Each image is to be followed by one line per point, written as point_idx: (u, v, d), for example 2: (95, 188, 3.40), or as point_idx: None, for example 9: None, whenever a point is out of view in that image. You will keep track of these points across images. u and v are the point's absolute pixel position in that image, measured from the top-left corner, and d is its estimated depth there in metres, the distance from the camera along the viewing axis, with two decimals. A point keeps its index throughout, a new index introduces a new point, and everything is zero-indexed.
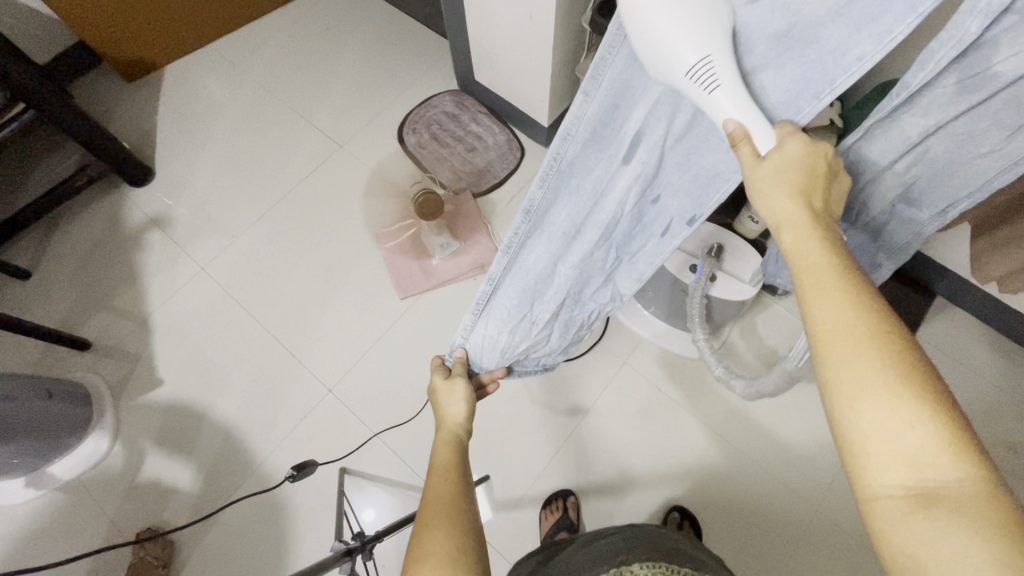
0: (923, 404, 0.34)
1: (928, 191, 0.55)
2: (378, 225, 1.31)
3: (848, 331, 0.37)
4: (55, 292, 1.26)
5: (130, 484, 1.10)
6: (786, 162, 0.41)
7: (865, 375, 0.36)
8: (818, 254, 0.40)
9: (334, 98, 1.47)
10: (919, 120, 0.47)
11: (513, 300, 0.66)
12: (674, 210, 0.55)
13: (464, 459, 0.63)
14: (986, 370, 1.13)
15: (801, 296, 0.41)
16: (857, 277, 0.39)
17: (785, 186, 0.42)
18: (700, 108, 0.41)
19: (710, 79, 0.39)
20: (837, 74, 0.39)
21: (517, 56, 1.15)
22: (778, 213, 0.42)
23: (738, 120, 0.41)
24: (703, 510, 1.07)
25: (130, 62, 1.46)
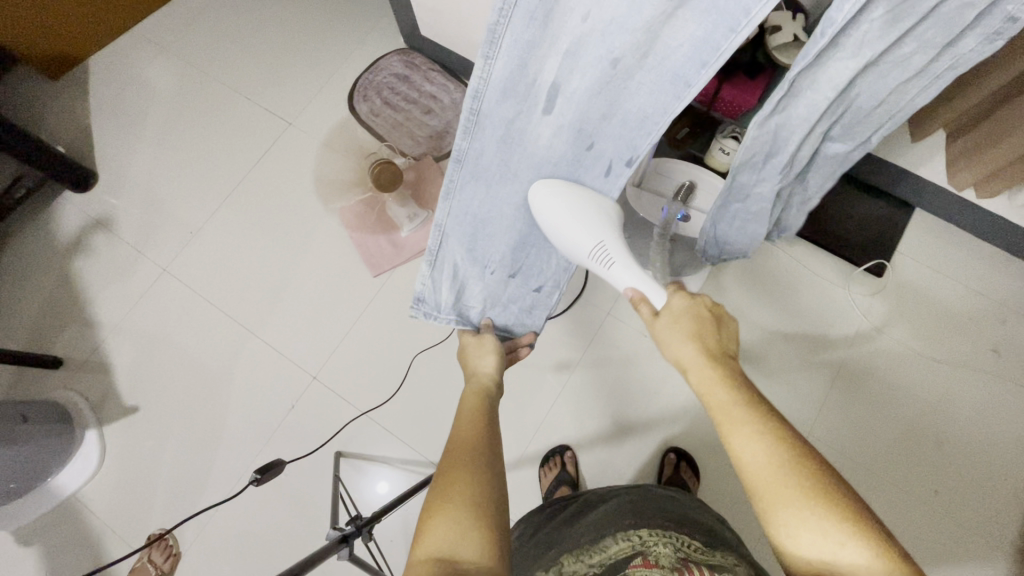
0: (832, 515, 0.43)
1: (854, 124, 0.61)
2: (338, 201, 1.26)
3: (768, 463, 0.46)
4: (17, 312, 1.21)
5: (132, 492, 1.10)
6: (675, 316, 0.58)
7: (790, 500, 0.44)
8: (725, 396, 0.50)
9: (276, 72, 1.38)
10: (848, 64, 0.48)
11: (460, 247, 0.72)
12: (612, 153, 0.62)
13: (489, 407, 0.63)
14: (970, 277, 1.12)
15: (721, 432, 0.50)
16: (758, 405, 0.49)
17: (686, 337, 0.56)
18: (613, 263, 0.62)
19: (608, 257, 0.62)
20: (750, 7, 0.43)
21: (463, 5, 1.07)
22: (687, 358, 0.55)
23: (633, 287, 0.61)
24: (699, 448, 1.09)
25: (50, 57, 1.35)
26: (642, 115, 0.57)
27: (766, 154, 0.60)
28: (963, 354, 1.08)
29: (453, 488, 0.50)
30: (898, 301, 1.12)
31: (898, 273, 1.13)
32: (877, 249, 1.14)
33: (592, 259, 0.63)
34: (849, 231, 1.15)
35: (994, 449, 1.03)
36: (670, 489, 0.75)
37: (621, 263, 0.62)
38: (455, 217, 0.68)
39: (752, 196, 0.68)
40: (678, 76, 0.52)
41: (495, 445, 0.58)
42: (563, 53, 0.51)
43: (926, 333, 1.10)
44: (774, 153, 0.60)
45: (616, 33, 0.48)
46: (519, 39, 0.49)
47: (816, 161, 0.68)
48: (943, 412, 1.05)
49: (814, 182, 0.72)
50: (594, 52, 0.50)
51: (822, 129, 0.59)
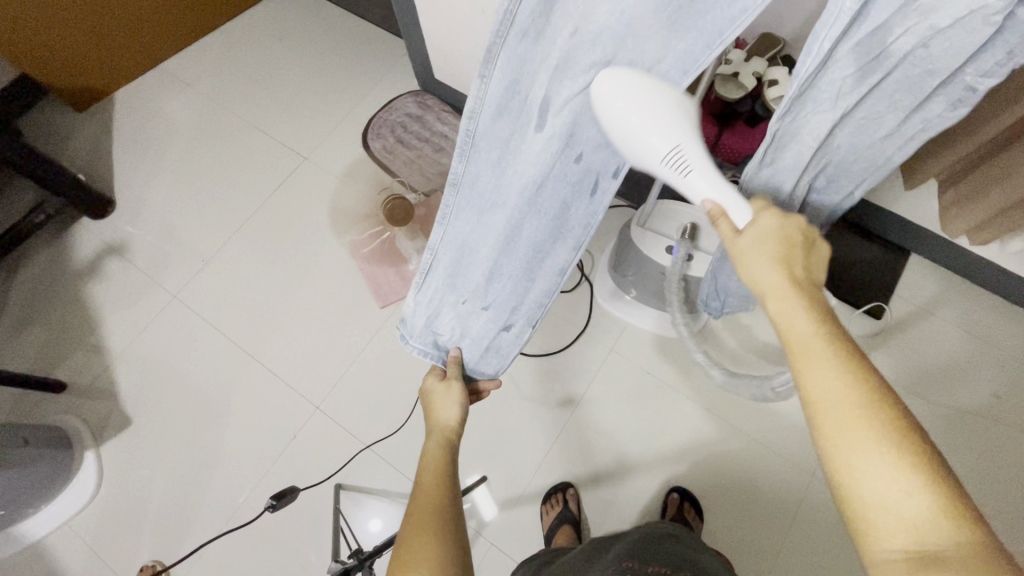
0: (905, 461, 0.37)
1: (838, 175, 0.61)
2: (349, 234, 1.29)
3: (847, 396, 0.41)
4: (24, 335, 1.22)
5: (124, 521, 1.08)
6: (762, 235, 0.51)
7: (859, 439, 0.39)
8: (806, 325, 0.45)
9: (293, 110, 1.43)
10: (825, 116, 0.51)
11: (445, 273, 0.74)
12: (598, 165, 0.59)
13: (450, 463, 0.64)
14: (967, 322, 1.14)
15: (794, 360, 0.45)
16: (843, 342, 0.44)
17: (765, 256, 0.50)
18: (690, 170, 0.51)
19: (686, 161, 0.50)
20: (725, 26, 0.45)
21: (476, 51, 1.14)
22: (765, 282, 0.49)
23: (713, 199, 0.52)
24: (702, 489, 1.08)
25: (78, 89, 1.41)
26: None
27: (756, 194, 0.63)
28: (964, 399, 1.09)
29: (416, 552, 0.50)
30: (896, 344, 1.13)
31: (897, 316, 1.15)
32: (875, 293, 1.16)
33: (666, 164, 0.50)
34: (848, 275, 1.18)
35: (1001, 496, 1.02)
36: (670, 527, 0.75)
37: (699, 169, 0.51)
38: (447, 239, 0.70)
39: None
40: (665, 89, 0.50)
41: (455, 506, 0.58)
42: (553, 70, 0.50)
43: (926, 377, 1.11)
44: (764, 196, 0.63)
45: (607, 45, 0.48)
46: (513, 58, 0.51)
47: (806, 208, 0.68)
48: (946, 457, 1.05)
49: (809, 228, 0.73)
50: (585, 65, 0.49)
51: (806, 180, 0.61)
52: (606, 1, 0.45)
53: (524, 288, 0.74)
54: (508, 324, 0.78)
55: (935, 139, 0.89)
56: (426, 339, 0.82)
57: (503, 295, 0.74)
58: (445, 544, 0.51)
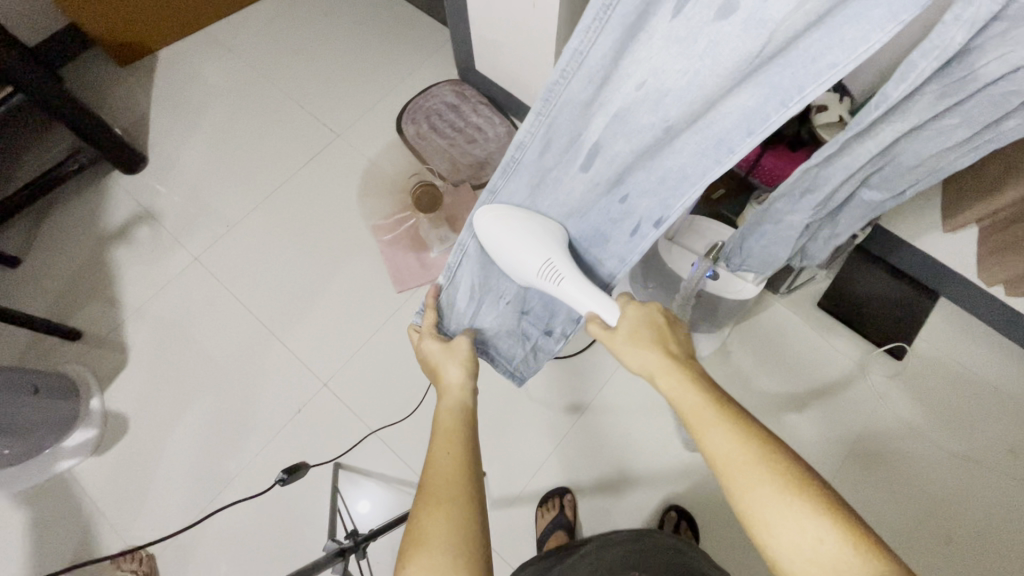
0: (805, 508, 0.42)
1: (894, 177, 0.60)
2: (376, 215, 1.29)
3: (741, 460, 0.45)
4: (45, 280, 1.24)
5: (124, 475, 1.09)
6: (634, 327, 0.58)
7: (760, 493, 0.44)
8: (696, 398, 0.51)
9: (330, 86, 1.44)
10: (898, 126, 0.49)
11: (481, 273, 0.72)
12: (643, 210, 0.60)
13: (469, 427, 0.59)
14: (990, 372, 1.12)
15: (694, 432, 0.49)
16: (732, 411, 0.49)
17: (644, 345, 0.56)
18: (562, 280, 0.62)
19: (558, 273, 0.62)
20: (807, 83, 0.42)
21: (520, 46, 1.13)
22: (649, 365, 0.55)
23: (589, 307, 0.61)
24: (701, 510, 1.07)
25: (123, 46, 1.42)
26: (680, 172, 0.54)
27: (804, 191, 0.59)
28: (977, 450, 1.06)
29: (428, 531, 0.48)
30: (915, 388, 1.11)
31: (918, 359, 1.13)
32: (898, 333, 1.14)
33: (540, 276, 0.62)
34: (873, 311, 1.16)
35: (1007, 552, 1.00)
36: (679, 540, 0.73)
37: (570, 280, 0.62)
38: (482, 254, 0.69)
39: (782, 224, 0.66)
40: (722, 141, 0.49)
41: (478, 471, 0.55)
42: (613, 113, 0.50)
43: (941, 424, 1.08)
44: (813, 191, 0.59)
45: (673, 104, 0.47)
46: (574, 99, 0.50)
47: (851, 206, 0.67)
48: (956, 507, 1.03)
49: (843, 226, 0.72)
50: (648, 116, 0.49)
51: (860, 178, 0.59)
52: (680, 61, 0.44)
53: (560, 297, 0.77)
54: (548, 330, 0.81)
55: (982, 184, 0.86)
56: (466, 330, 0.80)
57: (543, 305, 0.77)
58: (462, 519, 0.49)
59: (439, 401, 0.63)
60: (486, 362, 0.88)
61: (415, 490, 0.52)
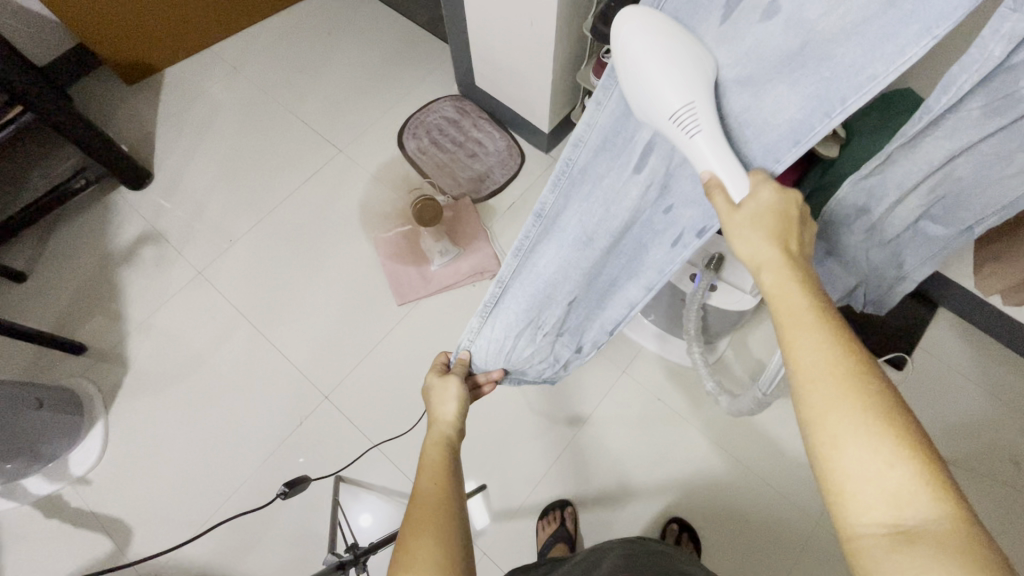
0: (886, 430, 0.35)
1: (954, 207, 0.57)
2: (377, 230, 1.31)
3: (830, 370, 0.38)
4: (51, 294, 1.25)
5: (125, 488, 1.10)
6: (760, 211, 0.44)
7: (839, 406, 0.36)
8: (801, 297, 0.41)
9: (333, 102, 1.46)
10: (944, 144, 0.49)
11: (521, 306, 0.68)
12: (686, 222, 0.56)
13: (454, 461, 0.60)
14: (990, 381, 1.11)
15: (780, 331, 0.42)
16: (830, 317, 0.41)
17: (762, 231, 0.44)
18: (697, 133, 0.43)
19: (692, 123, 0.43)
20: (849, 93, 0.40)
21: (519, 62, 1.15)
22: (762, 258, 0.44)
23: (713, 170, 0.44)
24: (702, 522, 1.06)
25: (131, 64, 1.45)
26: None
27: (859, 208, 0.61)
28: (980, 460, 1.06)
29: (417, 558, 0.48)
30: (917, 398, 1.11)
31: (918, 369, 1.13)
32: (897, 342, 1.14)
33: (670, 123, 0.43)
34: (871, 319, 1.17)
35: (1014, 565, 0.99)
36: (663, 543, 0.73)
37: (705, 135, 0.43)
38: (523, 270, 0.65)
39: (838, 244, 0.68)
40: (768, 150, 0.46)
41: (461, 500, 0.56)
42: None
43: (942, 434, 1.08)
44: (867, 209, 0.60)
45: (728, 91, 0.45)
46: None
47: (910, 239, 0.65)
48: None
49: (908, 266, 0.68)
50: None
51: (919, 202, 0.57)
52: (729, 54, 0.43)
53: (594, 313, 0.74)
54: (579, 346, 0.80)
55: None
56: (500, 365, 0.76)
57: (575, 322, 0.75)
58: (446, 541, 0.50)
59: (426, 433, 0.64)
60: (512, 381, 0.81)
61: (403, 516, 0.53)
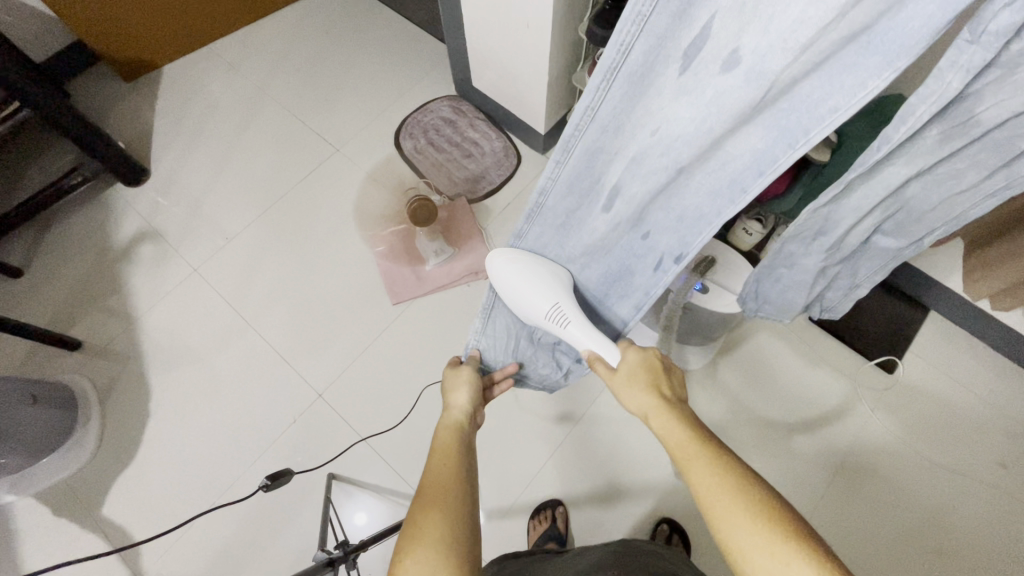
0: (779, 538, 0.41)
1: (906, 224, 0.59)
2: (373, 229, 1.31)
3: (722, 494, 0.44)
4: (47, 290, 1.25)
5: (118, 484, 1.10)
6: (631, 370, 0.58)
7: (739, 532, 0.43)
8: (682, 433, 0.50)
9: (330, 101, 1.47)
10: (901, 169, 0.50)
11: (519, 311, 0.74)
12: (664, 246, 0.60)
13: (464, 446, 0.61)
14: (978, 385, 1.12)
15: (679, 469, 0.49)
16: (711, 444, 0.49)
17: (640, 386, 0.56)
18: (568, 323, 0.63)
19: (564, 317, 0.64)
20: (812, 127, 0.42)
21: (515, 64, 1.15)
22: (645, 405, 0.54)
23: (590, 347, 0.62)
24: (693, 523, 1.07)
25: (128, 61, 1.45)
26: (697, 213, 0.55)
27: (814, 233, 0.61)
28: (968, 463, 1.07)
29: (426, 529, 0.49)
30: (906, 401, 1.12)
31: (908, 372, 1.14)
32: (887, 346, 1.15)
33: (548, 319, 0.64)
34: (862, 322, 1.18)
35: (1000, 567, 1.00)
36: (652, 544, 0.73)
37: (576, 323, 0.64)
38: (518, 281, 0.71)
39: (796, 266, 0.68)
40: (735, 180, 0.50)
41: (471, 483, 0.56)
42: (629, 159, 0.53)
43: (931, 437, 1.09)
44: (823, 234, 0.60)
45: (683, 147, 0.49)
46: (591, 147, 0.53)
47: (864, 251, 0.66)
48: (947, 520, 1.03)
49: (860, 273, 0.71)
50: (658, 159, 0.51)
51: (872, 222, 0.59)
52: (688, 109, 0.46)
53: (593, 328, 0.76)
54: (579, 356, 0.79)
55: None
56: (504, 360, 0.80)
57: None
58: (455, 521, 0.50)
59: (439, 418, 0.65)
60: (516, 384, 0.85)
61: (412, 495, 0.53)
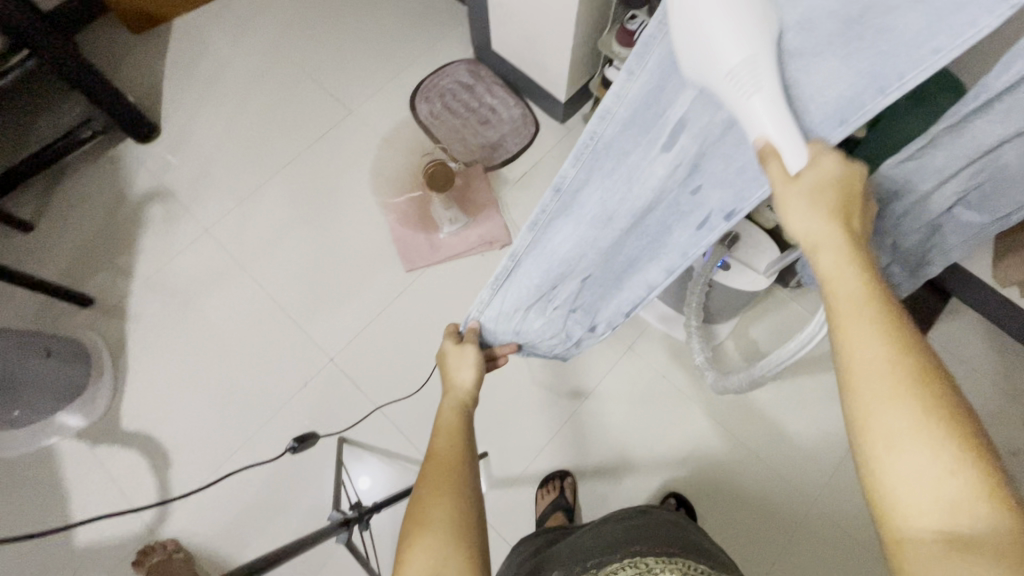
0: (944, 437, 0.34)
1: (991, 198, 0.55)
2: (388, 194, 1.29)
3: (887, 365, 0.37)
4: (57, 246, 1.24)
5: (130, 440, 1.11)
6: (821, 185, 0.41)
7: (894, 406, 0.35)
8: (855, 281, 0.40)
9: (345, 61, 1.42)
10: (997, 128, 0.46)
11: (534, 280, 0.65)
12: (714, 203, 0.51)
13: (467, 425, 0.61)
14: (995, 375, 1.11)
15: (832, 323, 0.40)
16: (890, 309, 0.39)
17: (818, 210, 0.42)
18: (751, 94, 0.39)
19: (749, 83, 0.38)
20: (907, 69, 0.36)
21: (539, 28, 1.11)
22: (812, 236, 0.42)
23: (767, 137, 0.40)
24: (700, 499, 1.07)
25: (137, 13, 1.40)
26: (761, 162, 0.47)
27: (892, 194, 0.58)
28: None
29: (432, 514, 0.49)
30: None
31: None
32: None
33: (721, 91, 0.39)
34: None
35: None
36: (669, 512, 0.74)
37: (762, 96, 0.39)
38: (536, 246, 0.61)
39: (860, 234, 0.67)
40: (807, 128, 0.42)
41: (473, 461, 0.57)
42: (701, 90, 0.45)
43: None
44: (899, 196, 0.58)
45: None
46: (664, 64, 0.45)
47: (940, 229, 0.63)
48: None
49: (934, 256, 0.66)
50: None
51: (953, 192, 0.56)
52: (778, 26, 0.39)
53: (611, 291, 0.70)
54: (592, 325, 0.77)
55: None
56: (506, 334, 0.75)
57: (590, 299, 0.72)
58: (461, 500, 0.51)
59: (442, 397, 0.65)
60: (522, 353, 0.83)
61: (416, 475, 0.54)
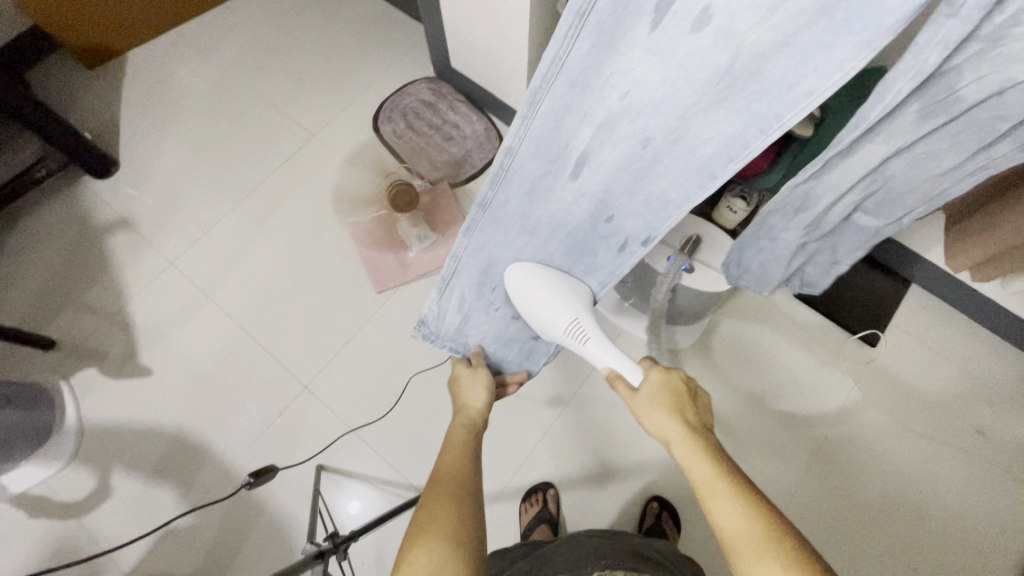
0: None
1: (886, 203, 0.62)
2: (353, 216, 1.28)
3: (749, 538, 0.44)
4: (16, 288, 1.21)
5: (100, 484, 1.08)
6: (654, 390, 0.56)
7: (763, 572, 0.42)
8: (705, 468, 0.49)
9: (305, 86, 1.42)
10: (882, 146, 0.51)
11: (471, 282, 0.69)
12: (629, 230, 0.62)
13: (477, 446, 0.61)
14: (960, 358, 1.14)
15: (703, 505, 0.48)
16: (738, 481, 0.47)
17: (663, 410, 0.54)
18: (587, 339, 0.64)
19: (583, 333, 0.64)
20: (785, 111, 0.44)
21: (494, 44, 1.12)
22: (669, 431, 0.53)
23: (609, 365, 0.62)
24: (682, 501, 1.08)
25: (88, 48, 1.38)
26: (663, 198, 0.57)
27: (797, 207, 0.61)
28: (948, 433, 1.09)
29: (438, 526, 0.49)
30: (889, 373, 1.14)
31: (891, 347, 1.15)
32: (872, 320, 1.16)
33: (566, 335, 0.65)
34: (846, 298, 1.18)
35: (976, 532, 1.03)
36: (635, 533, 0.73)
37: (594, 340, 0.64)
38: (474, 250, 0.65)
39: (777, 240, 0.69)
40: (704, 165, 0.51)
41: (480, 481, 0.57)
42: (597, 125, 0.50)
43: (913, 408, 1.11)
44: (805, 208, 0.61)
45: (652, 116, 0.47)
46: (555, 107, 0.47)
47: (844, 227, 0.69)
48: (927, 488, 1.06)
49: (842, 249, 0.73)
50: (628, 128, 0.49)
51: (854, 199, 0.61)
52: (657, 70, 0.43)
53: None
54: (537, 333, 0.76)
55: None
56: (449, 341, 0.77)
57: None
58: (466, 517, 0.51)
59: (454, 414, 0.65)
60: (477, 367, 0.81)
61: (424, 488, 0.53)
